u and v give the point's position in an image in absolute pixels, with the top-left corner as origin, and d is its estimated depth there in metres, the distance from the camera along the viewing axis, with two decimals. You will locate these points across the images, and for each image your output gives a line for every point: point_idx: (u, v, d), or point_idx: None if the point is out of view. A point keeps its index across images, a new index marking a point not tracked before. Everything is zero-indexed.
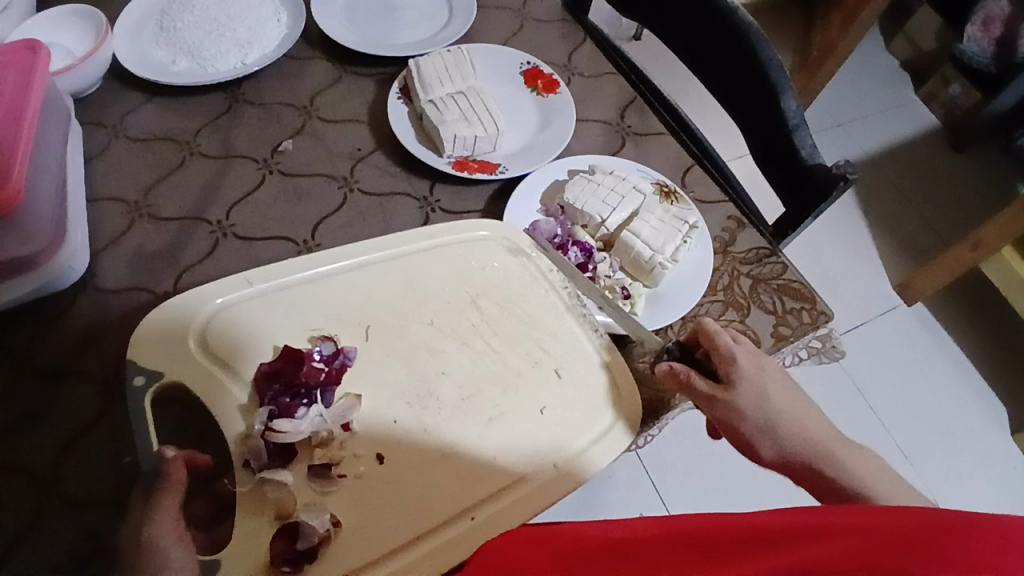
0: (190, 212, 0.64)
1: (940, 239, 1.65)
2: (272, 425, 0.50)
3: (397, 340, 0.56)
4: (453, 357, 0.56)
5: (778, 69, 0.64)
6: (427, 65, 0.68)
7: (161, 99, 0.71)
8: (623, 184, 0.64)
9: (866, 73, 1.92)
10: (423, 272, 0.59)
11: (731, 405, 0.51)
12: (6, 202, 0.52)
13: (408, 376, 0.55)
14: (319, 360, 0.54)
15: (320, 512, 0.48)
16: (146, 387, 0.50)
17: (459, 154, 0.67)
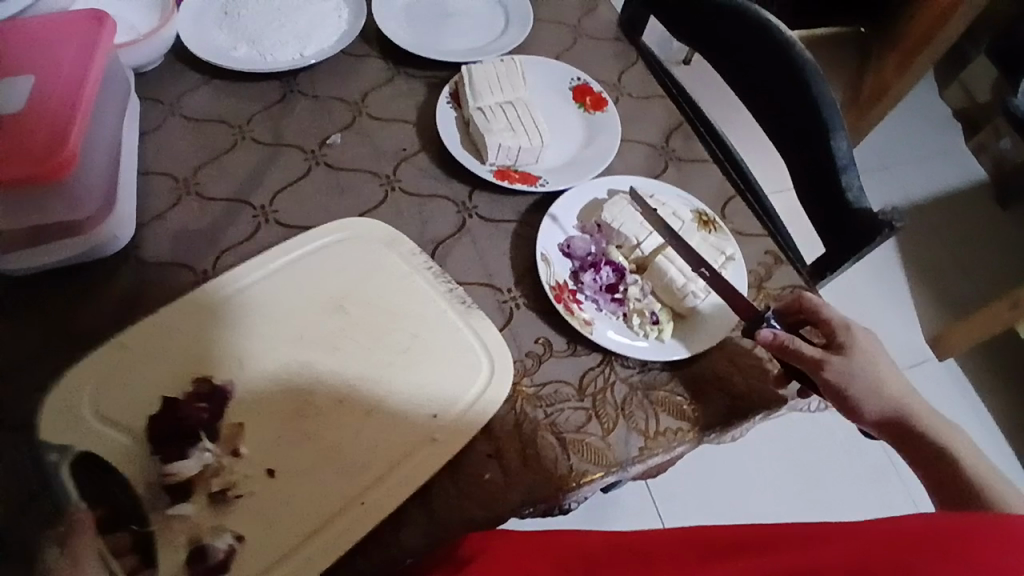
0: (235, 195, 0.66)
1: (980, 295, 1.60)
2: (165, 468, 0.48)
3: (325, 335, 0.57)
4: (340, 357, 0.56)
5: (831, 108, 0.63)
6: (479, 73, 0.69)
7: (219, 81, 0.73)
8: (661, 208, 0.64)
9: (917, 118, 1.88)
10: (313, 272, 0.59)
11: (837, 368, 0.53)
12: (64, 165, 0.53)
13: (295, 361, 0.55)
14: (201, 402, 0.52)
15: (222, 533, 0.47)
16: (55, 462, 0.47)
17: (502, 163, 0.67)
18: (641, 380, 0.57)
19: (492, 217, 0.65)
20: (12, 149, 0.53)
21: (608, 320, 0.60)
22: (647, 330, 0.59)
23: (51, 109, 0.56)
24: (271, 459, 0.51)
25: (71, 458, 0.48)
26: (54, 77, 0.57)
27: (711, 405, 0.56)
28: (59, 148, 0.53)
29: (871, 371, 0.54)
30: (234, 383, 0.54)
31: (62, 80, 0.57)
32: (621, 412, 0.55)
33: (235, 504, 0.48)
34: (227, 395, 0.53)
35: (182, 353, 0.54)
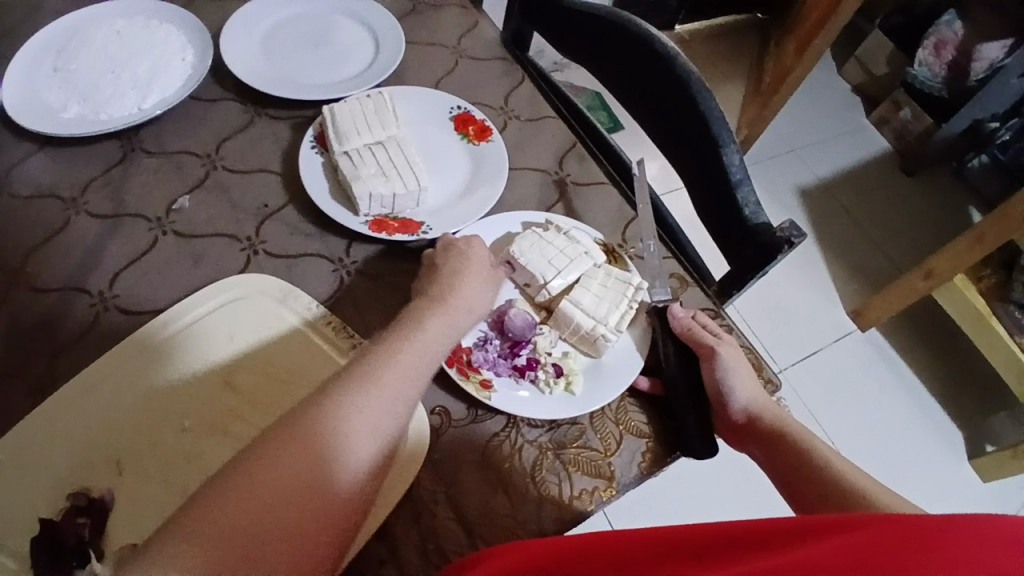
0: (70, 280, 0.56)
1: (894, 265, 1.66)
2: None
3: (205, 412, 0.49)
4: (214, 457, 0.48)
5: (719, 120, 0.60)
6: (343, 112, 0.62)
7: (50, 148, 0.64)
8: (574, 246, 0.57)
9: (820, 96, 1.92)
10: (204, 341, 0.52)
11: (717, 363, 0.56)
12: None
13: (172, 461, 0.47)
14: (80, 517, 0.45)
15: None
16: None
17: (378, 212, 0.61)
18: (550, 440, 0.52)
19: (373, 272, 0.59)
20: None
21: (511, 380, 0.54)
22: (551, 386, 0.53)
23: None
24: None
25: None
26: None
27: (625, 457, 0.52)
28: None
29: (744, 367, 0.57)
30: (113, 494, 0.46)
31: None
32: (530, 479, 0.50)
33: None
34: (110, 505, 0.45)
35: (58, 459, 0.46)
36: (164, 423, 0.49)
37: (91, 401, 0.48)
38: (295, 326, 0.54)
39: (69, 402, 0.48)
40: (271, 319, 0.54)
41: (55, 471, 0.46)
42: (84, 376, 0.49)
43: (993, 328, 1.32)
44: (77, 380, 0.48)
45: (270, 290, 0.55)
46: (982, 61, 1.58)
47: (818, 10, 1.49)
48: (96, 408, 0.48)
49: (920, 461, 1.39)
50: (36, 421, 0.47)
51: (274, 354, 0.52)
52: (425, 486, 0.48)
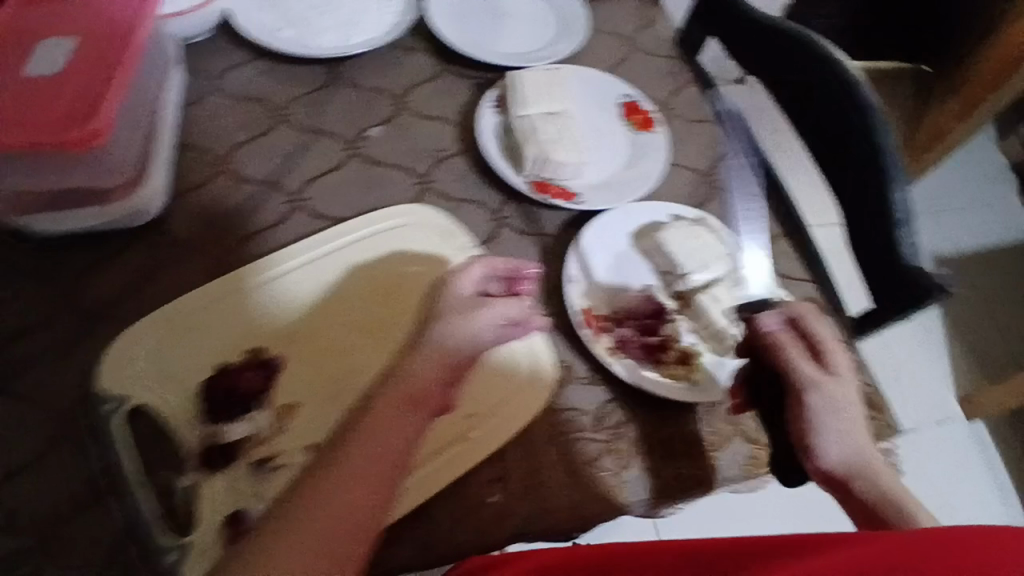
0: (270, 178, 0.64)
1: (1016, 358, 1.54)
2: (217, 426, 0.49)
3: (364, 310, 0.56)
4: (368, 350, 0.54)
5: (892, 158, 0.62)
6: (529, 80, 0.67)
7: (265, 60, 0.72)
8: (721, 246, 0.60)
9: (972, 165, 1.80)
10: (371, 254, 0.59)
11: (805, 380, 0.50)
12: (86, 138, 0.51)
13: (331, 346, 0.54)
14: (251, 371, 0.52)
15: (260, 503, 0.47)
16: (115, 416, 0.48)
17: (541, 174, 0.65)
18: (662, 418, 0.55)
19: (525, 229, 0.64)
20: (42, 119, 0.51)
21: (635, 355, 0.56)
22: (674, 369, 0.56)
23: (91, 75, 0.53)
24: (312, 437, 0.50)
25: (127, 410, 0.49)
26: (96, 44, 0.55)
27: (732, 454, 0.53)
28: (92, 118, 0.51)
29: (854, 414, 0.50)
30: (283, 361, 0.53)
31: (104, 44, 0.55)
32: (639, 449, 0.53)
33: (273, 476, 0.48)
34: (278, 369, 0.53)
35: (243, 319, 0.54)
36: (333, 312, 0.55)
37: (270, 287, 0.56)
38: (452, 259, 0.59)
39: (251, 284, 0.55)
40: (429, 249, 0.60)
41: (239, 334, 0.53)
42: (277, 261, 0.57)
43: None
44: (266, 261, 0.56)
45: (433, 223, 0.61)
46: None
47: (992, 72, 1.39)
48: (272, 294, 0.55)
49: None
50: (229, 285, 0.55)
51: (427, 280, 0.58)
52: (541, 427, 0.53)
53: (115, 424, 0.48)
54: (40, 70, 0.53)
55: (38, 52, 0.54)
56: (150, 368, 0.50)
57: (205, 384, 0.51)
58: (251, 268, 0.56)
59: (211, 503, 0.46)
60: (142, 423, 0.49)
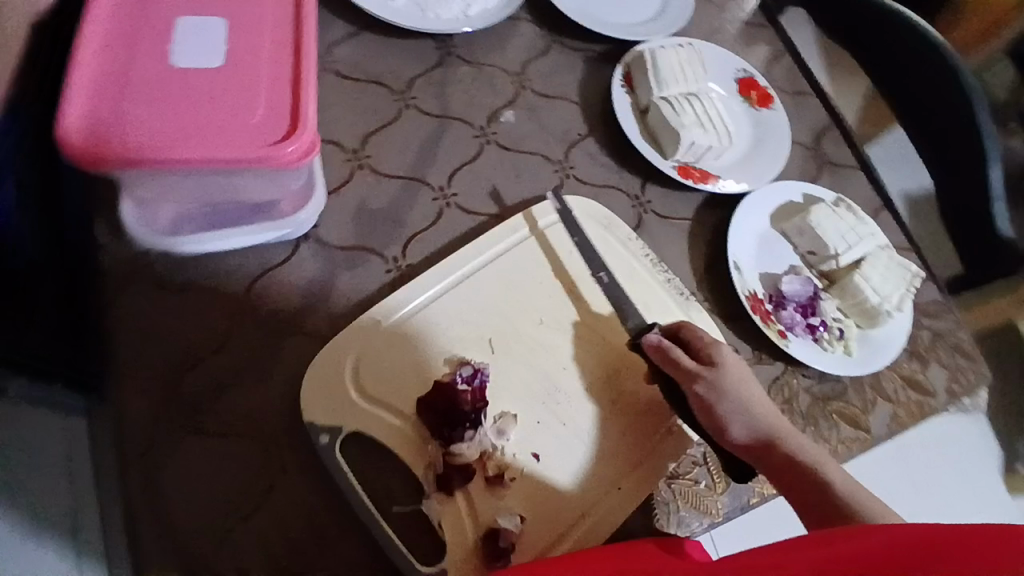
0: (412, 171, 0.61)
1: None
2: (450, 448, 0.49)
3: (547, 310, 0.57)
4: (563, 352, 0.56)
5: (992, 136, 0.68)
6: (664, 60, 0.66)
7: (371, 34, 0.66)
8: (862, 226, 0.63)
9: None
10: (538, 253, 0.59)
11: (718, 381, 0.52)
12: (290, 160, 0.43)
13: (527, 351, 0.55)
14: (461, 383, 0.52)
15: (508, 514, 0.49)
16: (332, 446, 0.48)
17: (685, 159, 0.66)
18: (819, 390, 0.60)
19: (668, 215, 0.66)
20: (228, 126, 0.43)
21: (802, 335, 0.60)
22: (836, 345, 0.60)
23: (265, 69, 0.45)
24: (534, 443, 0.52)
25: (342, 438, 0.49)
26: (253, 29, 0.47)
27: (879, 416, 0.61)
28: (292, 122, 0.44)
29: (752, 393, 0.53)
30: (489, 367, 0.54)
31: (266, 30, 0.47)
32: (807, 421, 0.59)
33: (510, 486, 0.50)
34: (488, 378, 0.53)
35: (439, 333, 0.54)
36: (521, 316, 0.57)
37: (453, 297, 0.56)
38: (618, 254, 0.60)
39: (432, 298, 0.55)
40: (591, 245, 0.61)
41: (436, 349, 0.54)
42: (450, 270, 0.57)
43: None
44: (438, 271, 0.56)
45: (593, 217, 0.61)
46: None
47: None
48: (457, 305, 0.55)
49: None
50: (410, 299, 0.55)
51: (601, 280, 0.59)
52: None
53: (336, 455, 0.48)
54: (200, 66, 0.45)
55: (187, 39, 0.45)
56: (359, 392, 0.50)
57: (417, 406, 0.51)
58: (430, 277, 0.56)
59: (460, 523, 0.48)
60: (363, 442, 0.49)
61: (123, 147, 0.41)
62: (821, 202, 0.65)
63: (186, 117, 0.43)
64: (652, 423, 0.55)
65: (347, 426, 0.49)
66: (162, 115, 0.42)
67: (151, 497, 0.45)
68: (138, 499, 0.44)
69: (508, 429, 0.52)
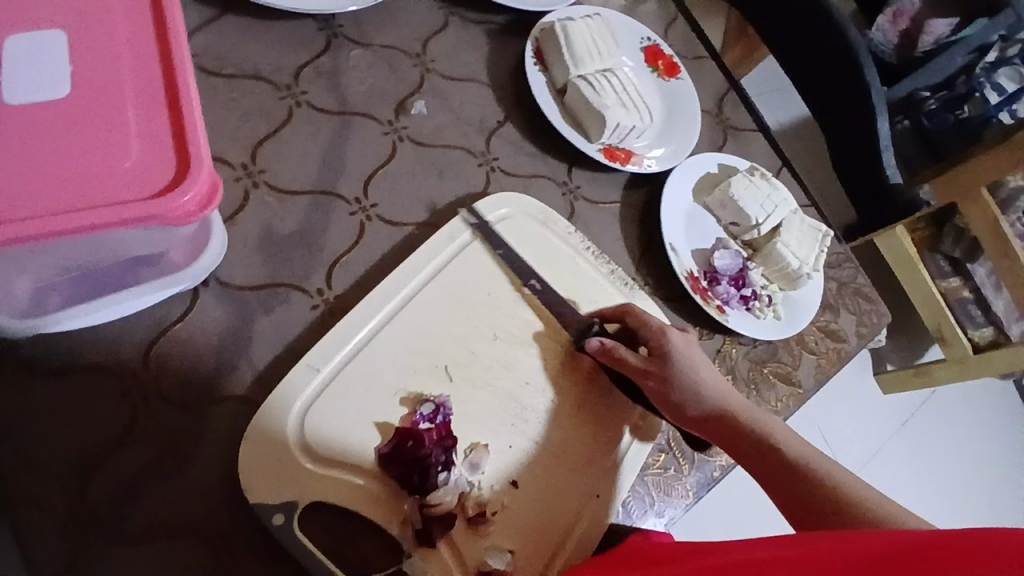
0: (319, 183, 0.52)
1: None
2: (428, 498, 0.44)
3: (501, 321, 0.52)
4: (525, 364, 0.52)
5: (878, 92, 0.70)
6: (576, 32, 0.62)
7: (237, 17, 0.54)
8: (776, 193, 0.66)
9: None
10: (482, 259, 0.54)
11: (666, 361, 0.51)
12: (181, 214, 0.34)
13: (488, 370, 0.51)
14: (424, 422, 0.46)
15: (497, 551, 0.45)
16: (290, 525, 0.41)
17: (609, 140, 0.63)
18: (755, 355, 0.64)
19: (596, 199, 0.64)
20: (98, 180, 0.33)
21: (737, 307, 0.62)
22: (766, 313, 0.63)
23: (131, 96, 0.35)
24: (509, 469, 0.48)
25: (298, 515, 0.41)
26: (100, 43, 0.36)
27: (806, 370, 0.65)
28: (182, 165, 0.34)
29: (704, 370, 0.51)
30: (451, 398, 0.48)
31: (121, 42, 0.36)
32: (749, 388, 0.62)
33: (493, 521, 0.46)
34: (451, 409, 0.48)
35: (389, 367, 0.48)
36: (474, 333, 0.51)
37: (397, 325, 0.49)
38: (561, 249, 0.57)
39: (371, 331, 0.48)
40: (535, 242, 0.56)
41: (387, 390, 0.47)
42: (388, 292, 0.50)
43: (918, 273, 0.94)
44: (375, 296, 0.49)
45: (531, 212, 0.57)
46: (934, 33, 0.93)
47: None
48: (403, 332, 0.49)
49: None
50: (349, 334, 0.47)
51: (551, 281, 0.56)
52: None
53: (297, 534, 0.41)
54: (32, 99, 0.33)
55: (11, 65, 0.34)
56: (308, 455, 0.43)
57: (378, 459, 0.44)
58: (367, 305, 0.49)
59: (448, 573, 0.44)
60: (323, 513, 0.43)
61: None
62: (738, 172, 0.67)
63: (40, 178, 0.32)
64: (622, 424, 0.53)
65: (301, 499, 0.42)
66: (3, 179, 0.32)
67: None
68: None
69: (482, 461, 0.47)
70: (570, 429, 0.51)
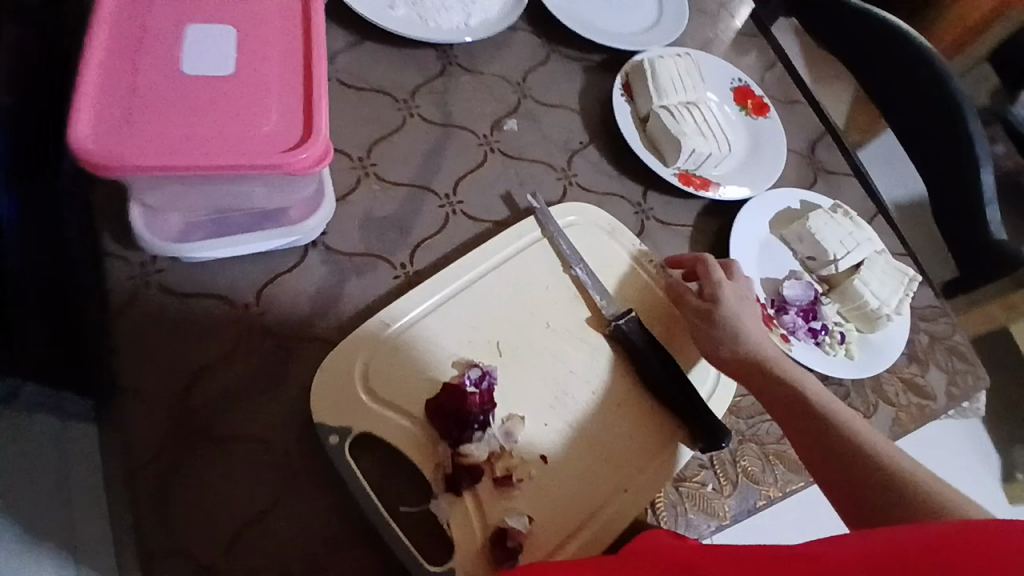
0: (416, 179, 0.61)
1: None
2: (460, 449, 0.48)
3: (555, 314, 0.57)
4: (574, 355, 0.56)
5: (980, 143, 0.70)
6: (663, 68, 0.67)
7: (374, 44, 0.66)
8: (861, 231, 0.64)
9: None
10: (544, 260, 0.59)
11: (715, 310, 0.56)
12: (299, 165, 0.44)
13: (536, 355, 0.55)
14: (470, 385, 0.52)
15: (516, 514, 0.48)
16: (341, 446, 0.47)
17: (685, 167, 0.67)
18: (823, 393, 0.61)
19: (668, 221, 0.67)
20: (241, 132, 0.43)
21: (803, 340, 0.60)
22: (837, 349, 0.61)
23: (274, 76, 0.46)
24: (542, 445, 0.52)
25: (352, 439, 0.48)
26: (258, 35, 0.47)
27: (881, 419, 0.62)
28: (306, 127, 0.44)
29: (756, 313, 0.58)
30: (497, 368, 0.54)
31: (277, 37, 0.47)
32: None
33: (519, 488, 0.49)
34: (496, 379, 0.53)
35: (449, 335, 0.54)
36: (532, 321, 0.57)
37: (465, 301, 0.56)
38: (623, 260, 0.62)
39: (439, 300, 0.55)
40: (596, 250, 0.61)
41: (445, 353, 0.54)
42: (459, 273, 0.57)
43: None
44: (446, 274, 0.56)
45: (599, 223, 0.63)
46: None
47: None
48: (468, 306, 0.56)
49: None
50: (417, 303, 0.55)
51: (610, 286, 0.60)
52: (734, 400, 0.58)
53: (347, 454, 0.47)
54: (207, 71, 0.45)
55: (193, 45, 0.45)
56: (368, 394, 0.50)
57: (424, 407, 0.50)
58: (441, 279, 0.56)
59: (470, 523, 0.47)
60: (376, 447, 0.49)
61: (129, 153, 0.41)
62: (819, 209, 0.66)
63: (203, 124, 0.43)
64: (658, 430, 0.55)
65: (355, 427, 0.49)
66: (172, 123, 0.43)
67: (160, 517, 0.44)
68: (149, 519, 0.44)
69: (516, 428, 0.51)
70: (608, 423, 0.54)
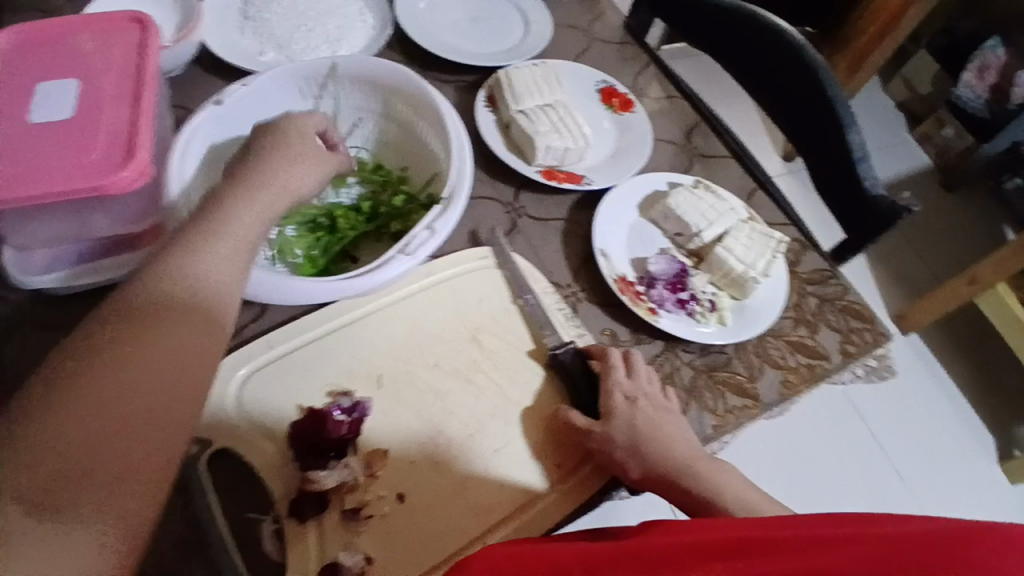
0: None
1: (943, 271, 1.62)
2: (307, 474, 0.47)
3: (437, 355, 0.55)
4: (458, 398, 0.54)
5: (844, 105, 0.71)
6: (519, 77, 0.71)
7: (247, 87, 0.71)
8: (722, 203, 0.67)
9: (873, 100, 1.86)
10: (432, 309, 0.57)
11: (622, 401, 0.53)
12: (120, 186, 0.48)
13: (409, 393, 0.53)
14: (339, 414, 0.51)
15: (354, 552, 0.46)
16: (196, 458, 0.46)
17: (548, 164, 0.69)
18: (703, 363, 0.60)
19: (540, 216, 0.67)
20: (68, 163, 0.48)
21: (672, 310, 0.62)
22: (708, 317, 0.62)
23: (108, 114, 0.51)
24: (401, 482, 0.49)
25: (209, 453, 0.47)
26: (99, 83, 0.53)
27: (767, 383, 0.60)
28: (129, 153, 0.49)
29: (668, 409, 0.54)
30: (373, 400, 0.52)
31: (112, 81, 0.53)
32: (691, 394, 0.58)
33: (367, 524, 0.47)
34: (368, 412, 0.52)
35: (323, 368, 0.53)
36: (417, 359, 0.55)
37: (342, 336, 0.54)
38: (518, 297, 0.59)
39: (311, 341, 0.53)
40: (484, 292, 0.59)
41: (316, 383, 0.52)
42: (335, 319, 0.55)
43: None
44: (314, 317, 0.54)
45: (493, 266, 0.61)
46: None
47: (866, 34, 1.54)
48: (345, 342, 0.54)
49: (963, 464, 1.36)
50: (284, 346, 0.52)
51: (501, 325, 0.58)
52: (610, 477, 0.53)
53: (195, 466, 0.46)
54: (42, 116, 0.50)
55: (38, 97, 0.51)
56: (237, 407, 0.49)
57: (286, 431, 0.49)
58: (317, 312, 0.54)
59: (302, 555, 0.45)
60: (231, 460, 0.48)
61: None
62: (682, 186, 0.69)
63: (33, 163, 0.48)
64: (538, 472, 0.52)
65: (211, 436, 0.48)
66: (8, 162, 0.48)
67: None
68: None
69: (377, 465, 0.49)
70: (473, 460, 0.51)
